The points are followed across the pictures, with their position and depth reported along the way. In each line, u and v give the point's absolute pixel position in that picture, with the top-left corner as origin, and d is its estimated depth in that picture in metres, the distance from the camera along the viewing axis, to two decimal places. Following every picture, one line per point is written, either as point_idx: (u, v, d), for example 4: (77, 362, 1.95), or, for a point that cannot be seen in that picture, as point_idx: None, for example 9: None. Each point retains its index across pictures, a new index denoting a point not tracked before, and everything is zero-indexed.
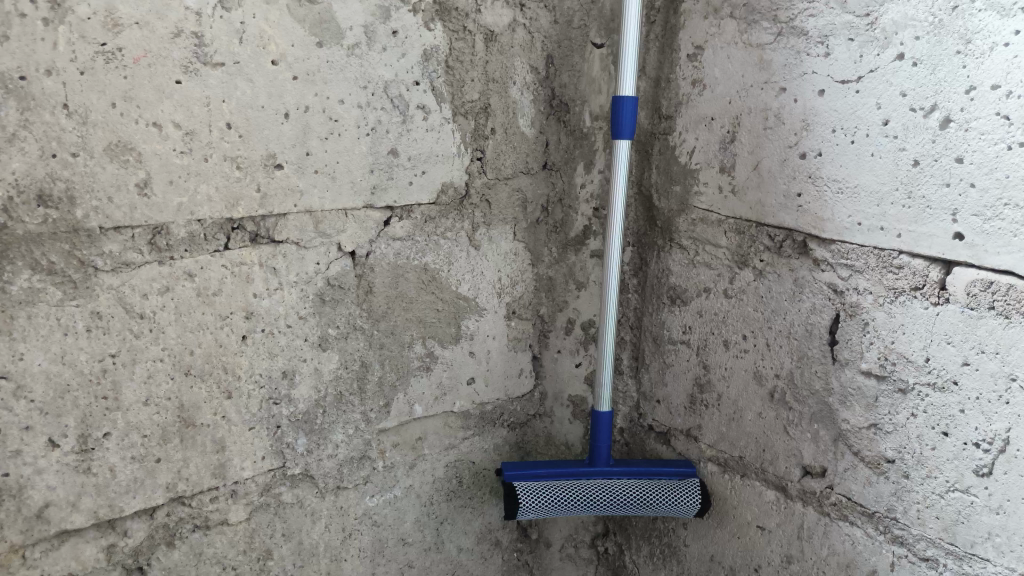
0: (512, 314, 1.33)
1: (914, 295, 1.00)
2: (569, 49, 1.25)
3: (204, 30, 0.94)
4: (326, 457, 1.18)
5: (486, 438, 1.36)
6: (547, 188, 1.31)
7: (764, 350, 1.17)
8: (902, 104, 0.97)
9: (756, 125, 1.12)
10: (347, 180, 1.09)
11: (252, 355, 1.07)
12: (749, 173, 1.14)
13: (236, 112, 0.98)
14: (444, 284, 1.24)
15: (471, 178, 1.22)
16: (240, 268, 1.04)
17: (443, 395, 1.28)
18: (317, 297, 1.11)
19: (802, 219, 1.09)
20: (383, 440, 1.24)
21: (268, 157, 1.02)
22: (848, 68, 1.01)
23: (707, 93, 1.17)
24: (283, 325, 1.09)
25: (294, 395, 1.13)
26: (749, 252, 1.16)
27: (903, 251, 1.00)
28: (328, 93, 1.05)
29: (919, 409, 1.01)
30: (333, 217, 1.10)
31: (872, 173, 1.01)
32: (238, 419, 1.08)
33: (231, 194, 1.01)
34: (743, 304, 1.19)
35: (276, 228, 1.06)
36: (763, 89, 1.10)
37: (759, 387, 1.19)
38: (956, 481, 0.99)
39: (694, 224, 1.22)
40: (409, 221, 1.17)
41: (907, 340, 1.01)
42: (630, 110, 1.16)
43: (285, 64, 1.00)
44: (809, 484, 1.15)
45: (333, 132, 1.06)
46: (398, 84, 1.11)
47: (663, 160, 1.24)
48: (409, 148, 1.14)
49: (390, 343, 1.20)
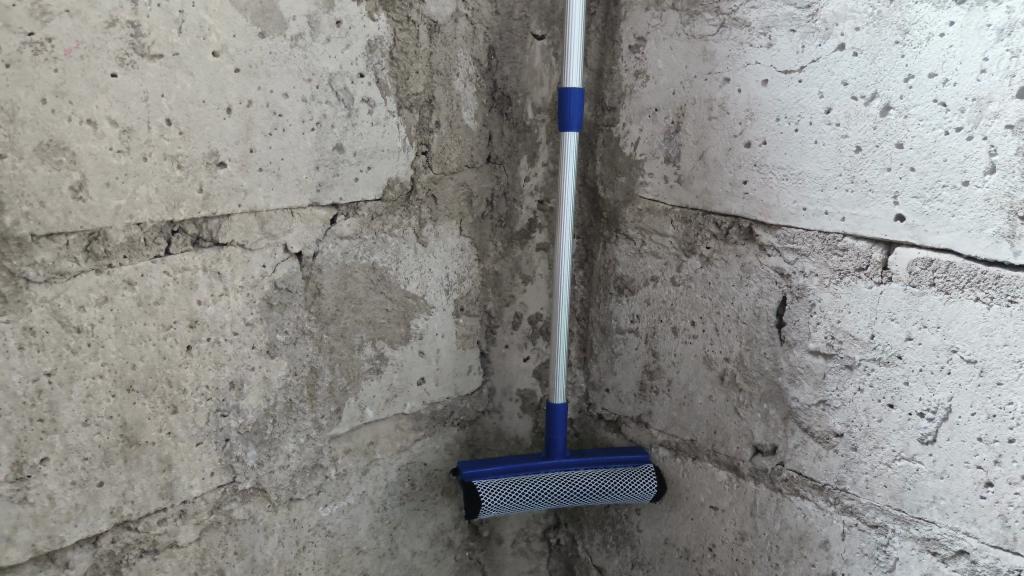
0: (461, 311, 1.31)
1: (858, 276, 1.04)
2: (510, 41, 1.24)
3: (141, 19, 0.87)
4: (278, 468, 1.13)
5: (437, 439, 1.34)
6: (491, 182, 1.29)
7: (713, 335, 1.20)
8: (843, 92, 1.00)
9: (700, 116, 1.14)
10: (293, 178, 1.05)
11: (198, 366, 1.01)
12: (695, 162, 1.16)
13: (176, 107, 0.92)
14: (392, 283, 1.20)
15: (416, 173, 1.19)
16: (184, 274, 0.98)
17: (394, 397, 1.25)
18: (264, 302, 1.06)
19: (748, 206, 1.12)
20: (335, 447, 1.19)
21: (211, 154, 0.96)
22: (791, 58, 1.04)
23: (651, 85, 1.19)
24: (230, 332, 1.03)
25: (243, 406, 1.07)
26: (695, 240, 1.19)
27: (847, 233, 1.03)
28: (271, 86, 1.00)
29: (865, 384, 1.06)
30: (279, 216, 1.05)
31: (816, 160, 1.04)
32: (186, 435, 1.02)
33: (172, 195, 0.94)
34: (691, 291, 1.21)
35: (219, 230, 1.00)
36: (707, 80, 1.13)
37: (709, 371, 1.22)
38: (902, 450, 1.04)
39: (641, 213, 1.23)
40: (356, 218, 1.13)
41: (852, 319, 1.05)
42: (577, 102, 1.17)
43: (227, 56, 0.95)
44: (760, 462, 1.19)
45: (277, 127, 1.01)
46: (343, 76, 1.06)
47: (607, 151, 1.25)
48: (355, 144, 1.10)
49: (340, 346, 1.16)
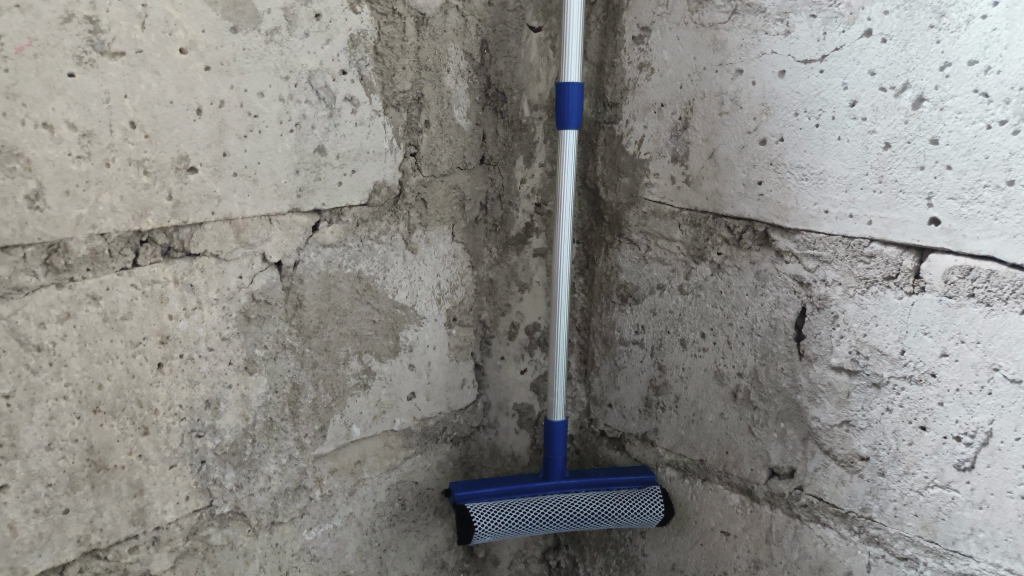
0: (454, 321, 1.25)
1: (887, 285, 0.96)
2: (504, 34, 1.18)
3: (99, 14, 0.80)
4: (258, 491, 1.08)
5: (429, 456, 1.28)
6: (485, 184, 1.23)
7: (725, 348, 1.13)
8: (870, 84, 0.92)
9: (710, 111, 1.07)
10: (270, 183, 0.99)
11: (170, 385, 0.96)
12: (705, 162, 1.09)
13: (141, 108, 0.86)
14: (380, 293, 1.14)
15: (405, 176, 1.13)
16: (153, 287, 0.92)
17: (382, 414, 1.19)
18: (241, 315, 1.00)
19: (763, 209, 1.04)
20: (319, 467, 1.14)
21: (180, 159, 0.90)
22: (811, 47, 0.96)
23: (656, 78, 1.12)
24: (204, 347, 0.98)
25: (219, 426, 1.02)
26: (706, 245, 1.12)
27: (875, 239, 0.95)
28: (245, 85, 0.93)
29: (894, 404, 0.98)
30: (256, 224, 0.99)
31: (840, 158, 0.96)
32: (158, 457, 0.97)
33: (138, 204, 0.88)
34: (701, 301, 1.14)
35: (191, 240, 0.94)
36: (717, 72, 1.05)
37: (720, 387, 1.15)
38: (935, 477, 0.96)
39: (646, 217, 1.17)
40: (340, 225, 1.07)
41: (880, 332, 0.97)
42: (576, 98, 1.10)
43: (196, 52, 0.88)
44: (777, 486, 1.11)
45: (252, 129, 0.95)
46: (323, 74, 1.00)
47: (609, 150, 1.19)
48: (337, 145, 1.04)
49: (324, 361, 1.10)
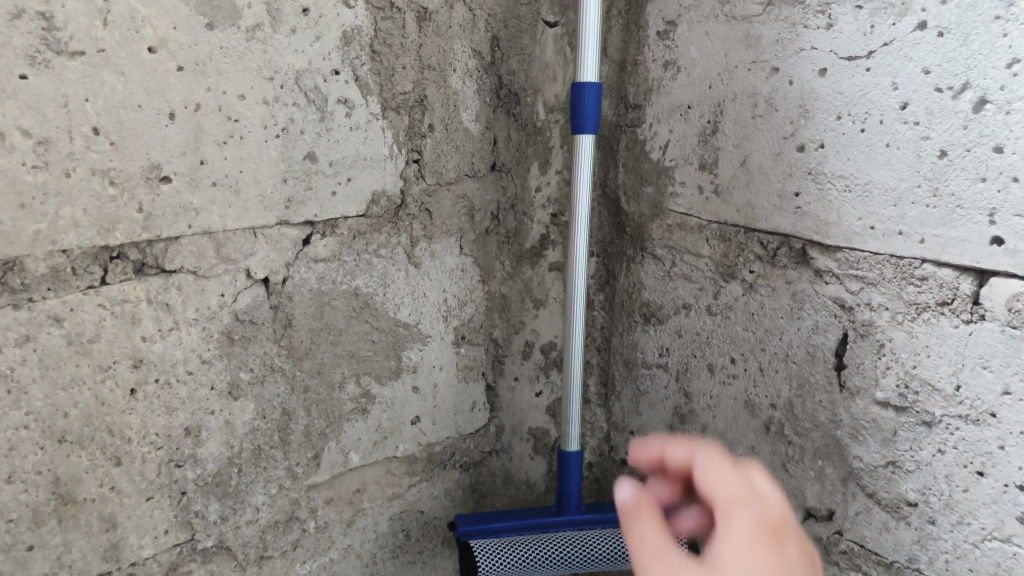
0: (462, 340, 1.17)
1: (940, 312, 0.83)
2: (517, 30, 1.10)
3: (55, 10, 0.73)
4: (245, 523, 1.00)
5: (436, 484, 1.20)
6: (497, 193, 1.16)
7: (757, 376, 1.03)
8: (924, 83, 0.80)
9: (743, 114, 0.96)
10: (255, 193, 0.91)
11: (145, 412, 0.89)
12: (736, 170, 0.98)
13: (105, 114, 0.78)
14: (379, 311, 1.06)
15: (407, 185, 1.05)
16: (124, 306, 0.85)
17: (383, 439, 1.11)
18: (224, 336, 0.93)
19: (801, 223, 0.93)
20: (314, 497, 1.06)
21: (151, 168, 0.82)
22: (856, 42, 0.84)
23: (682, 78, 1.03)
24: (183, 371, 0.90)
25: (201, 455, 0.94)
26: (736, 262, 1.02)
27: (927, 259, 0.83)
28: (224, 87, 0.85)
29: (948, 445, 0.85)
30: (239, 238, 0.91)
31: (888, 167, 0.84)
32: (132, 489, 0.90)
33: (104, 217, 0.81)
34: (731, 323, 1.04)
35: (166, 255, 0.86)
36: (751, 70, 0.95)
37: (751, 418, 1.05)
38: (994, 529, 0.83)
39: (671, 230, 1.08)
40: (334, 238, 0.99)
41: (932, 365, 0.85)
42: (593, 100, 1.00)
43: (167, 52, 0.81)
44: (813, 529, 1.00)
45: (232, 135, 0.87)
46: (313, 74, 0.92)
47: (630, 156, 1.11)
48: (330, 151, 0.96)
49: (317, 385, 1.02)
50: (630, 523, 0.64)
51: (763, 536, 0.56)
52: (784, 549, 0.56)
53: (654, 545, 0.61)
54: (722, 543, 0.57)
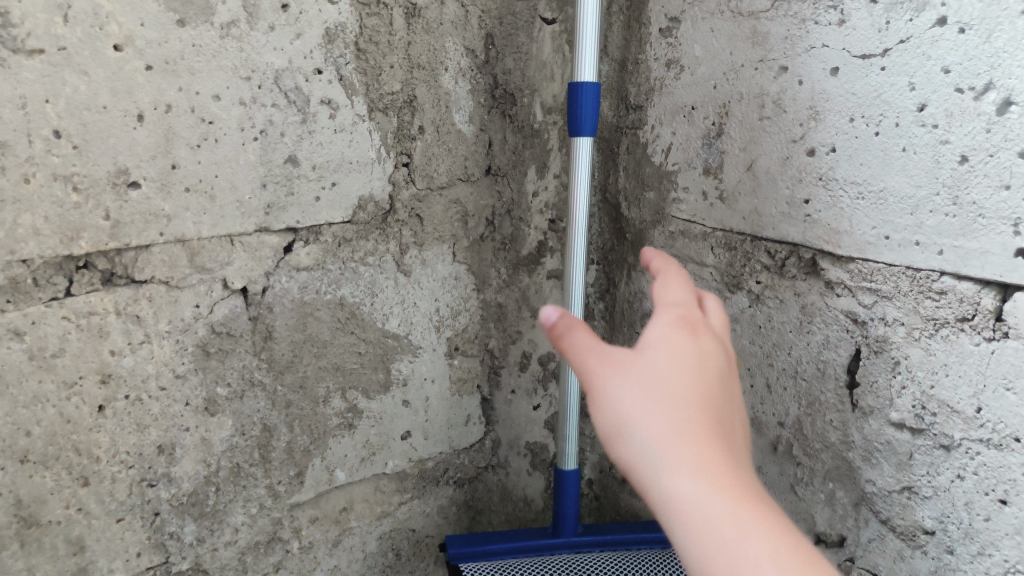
0: (455, 351, 1.12)
1: (960, 328, 0.77)
2: (513, 27, 1.05)
3: (10, 5, 0.68)
4: (223, 545, 0.95)
5: (429, 501, 1.15)
6: (492, 198, 1.11)
7: (765, 393, 0.98)
8: (944, 83, 0.73)
9: (749, 116, 0.91)
10: (232, 199, 0.86)
11: (114, 430, 0.84)
12: (742, 175, 0.93)
13: (67, 115, 0.73)
14: (366, 322, 1.01)
15: (396, 189, 1.00)
16: (90, 319, 0.80)
17: (371, 455, 1.06)
18: (199, 349, 0.88)
19: (811, 232, 0.87)
20: (297, 516, 1.01)
21: (119, 173, 0.78)
22: (870, 39, 0.78)
23: (686, 78, 0.97)
24: (155, 387, 0.86)
25: (176, 474, 0.89)
26: (742, 272, 0.96)
27: (946, 271, 0.76)
28: (197, 87, 0.80)
29: (967, 471, 0.78)
30: (215, 246, 0.86)
31: (905, 174, 0.77)
32: (101, 511, 0.85)
33: (68, 225, 0.76)
34: (737, 336, 0.99)
35: (136, 265, 0.82)
36: (758, 69, 0.89)
37: (758, 438, 1.01)
38: (1017, 563, 0.75)
39: (673, 238, 1.03)
40: (318, 246, 0.94)
41: (951, 385, 0.78)
42: (591, 100, 0.95)
43: (134, 50, 0.76)
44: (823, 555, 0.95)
45: (206, 138, 0.82)
46: (293, 73, 0.87)
47: (631, 159, 1.06)
48: (312, 154, 0.91)
49: (300, 400, 0.97)
50: (561, 334, 0.53)
51: (682, 329, 0.52)
52: (719, 412, 0.48)
53: (591, 351, 0.51)
54: (654, 346, 0.51)
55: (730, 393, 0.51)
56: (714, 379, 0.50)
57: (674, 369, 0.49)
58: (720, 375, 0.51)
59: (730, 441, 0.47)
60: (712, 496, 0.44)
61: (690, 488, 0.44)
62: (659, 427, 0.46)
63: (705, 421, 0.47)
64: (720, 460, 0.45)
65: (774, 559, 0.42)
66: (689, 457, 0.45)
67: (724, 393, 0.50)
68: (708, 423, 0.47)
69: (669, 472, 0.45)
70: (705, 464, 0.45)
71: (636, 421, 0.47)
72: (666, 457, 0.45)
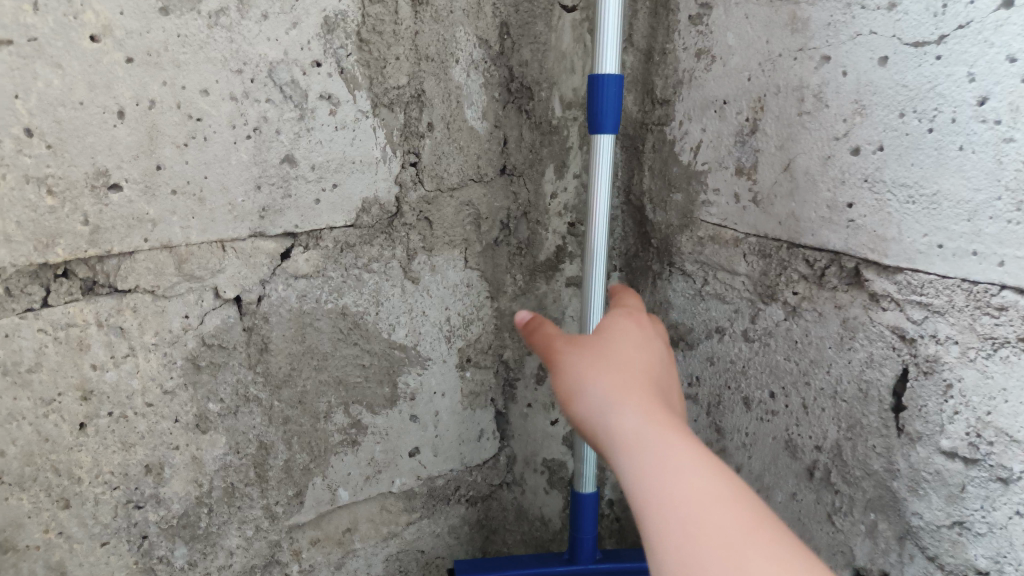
0: (467, 362, 1.06)
1: (1021, 348, 0.68)
2: (530, 14, 0.97)
3: None
4: (217, 568, 0.90)
5: (438, 521, 1.10)
6: (507, 199, 1.03)
7: (801, 415, 0.89)
8: (1009, 73, 0.64)
9: (787, 111, 0.83)
10: (223, 202, 0.80)
11: (97, 449, 0.78)
12: (778, 175, 0.85)
13: (40, 112, 0.67)
14: (371, 333, 0.95)
15: (403, 191, 0.93)
16: (69, 331, 0.74)
17: (377, 473, 1.01)
18: (188, 363, 0.82)
19: (854, 239, 0.79)
20: (297, 538, 0.96)
21: (97, 174, 0.72)
22: (925, 24, 0.70)
23: (717, 69, 0.89)
24: (141, 403, 0.80)
25: (165, 494, 0.84)
26: (777, 282, 0.88)
27: (1008, 285, 0.68)
28: (183, 81, 0.74)
29: None
30: (203, 252, 0.80)
31: (961, 175, 0.69)
32: (84, 534, 0.79)
33: (42, 231, 0.70)
34: (771, 351, 0.91)
35: (119, 273, 0.76)
36: (797, 59, 0.81)
37: (792, 461, 0.91)
38: None
39: (702, 243, 0.95)
40: (318, 251, 0.88)
41: (1011, 413, 0.69)
42: (613, 92, 0.87)
43: (113, 41, 0.69)
44: None
45: (194, 136, 0.76)
46: (289, 65, 0.80)
47: (657, 158, 0.98)
48: (311, 154, 0.84)
49: (298, 415, 0.92)
50: (533, 329, 0.68)
51: (631, 318, 0.69)
52: (653, 373, 0.62)
53: (557, 335, 0.66)
54: (605, 329, 0.66)
55: (666, 368, 0.64)
56: (653, 354, 0.64)
57: (619, 343, 0.64)
58: (657, 355, 0.64)
59: (662, 389, 0.61)
60: (647, 426, 0.56)
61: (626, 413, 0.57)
62: (605, 377, 0.60)
63: (643, 378, 0.60)
64: (651, 401, 0.58)
65: (696, 471, 0.52)
66: (628, 399, 0.58)
67: (660, 366, 0.63)
68: (644, 377, 0.60)
69: (615, 412, 0.57)
70: (639, 400, 0.58)
71: (590, 379, 0.60)
72: (610, 398, 0.58)
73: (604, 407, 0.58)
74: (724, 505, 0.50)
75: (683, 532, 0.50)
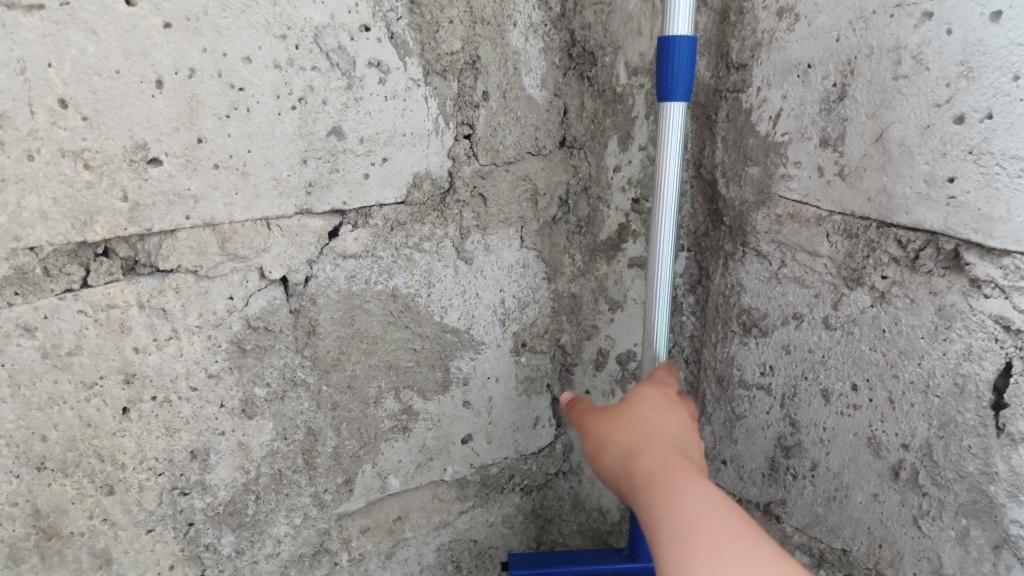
0: (522, 347, 1.03)
1: None
2: None
3: None
4: (265, 557, 0.87)
5: (491, 510, 1.07)
6: (566, 173, 0.99)
7: (887, 410, 0.81)
8: None
9: (879, 75, 0.75)
10: (268, 177, 0.75)
11: (141, 434, 0.75)
12: (868, 147, 0.77)
13: (75, 81, 0.63)
14: (422, 316, 0.91)
15: (456, 166, 0.88)
16: (109, 313, 0.71)
17: (429, 461, 0.98)
18: (234, 346, 0.79)
19: (955, 219, 0.71)
20: (346, 526, 0.93)
21: (136, 147, 0.67)
22: None
23: (801, 29, 0.81)
24: (185, 388, 0.76)
25: (211, 481, 0.81)
26: (863, 265, 0.80)
27: None
28: (224, 47, 0.69)
29: None
30: (246, 230, 0.76)
31: None
32: (129, 522, 0.76)
33: (79, 208, 0.66)
34: (854, 340, 0.83)
35: (161, 252, 0.72)
36: (893, 16, 0.72)
37: (875, 460, 0.83)
38: None
39: (779, 222, 0.87)
40: (366, 229, 0.83)
41: None
42: (687, 55, 0.80)
43: (150, 4, 0.65)
44: None
45: (236, 107, 0.72)
46: (336, 30, 0.75)
47: (731, 128, 0.91)
48: (360, 126, 0.79)
49: (347, 401, 0.88)
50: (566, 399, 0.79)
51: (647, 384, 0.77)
52: (669, 433, 0.69)
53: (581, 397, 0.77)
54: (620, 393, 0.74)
55: (684, 426, 0.70)
56: (661, 410, 0.72)
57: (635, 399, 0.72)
58: (662, 411, 0.72)
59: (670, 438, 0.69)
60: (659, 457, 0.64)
61: (650, 460, 0.63)
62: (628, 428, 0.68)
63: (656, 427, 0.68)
64: (662, 442, 0.66)
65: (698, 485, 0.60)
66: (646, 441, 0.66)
67: (677, 424, 0.70)
68: (655, 424, 0.69)
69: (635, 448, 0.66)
70: (659, 450, 0.65)
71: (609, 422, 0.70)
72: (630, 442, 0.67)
73: (627, 451, 0.66)
74: (728, 525, 0.56)
75: (696, 548, 0.55)
